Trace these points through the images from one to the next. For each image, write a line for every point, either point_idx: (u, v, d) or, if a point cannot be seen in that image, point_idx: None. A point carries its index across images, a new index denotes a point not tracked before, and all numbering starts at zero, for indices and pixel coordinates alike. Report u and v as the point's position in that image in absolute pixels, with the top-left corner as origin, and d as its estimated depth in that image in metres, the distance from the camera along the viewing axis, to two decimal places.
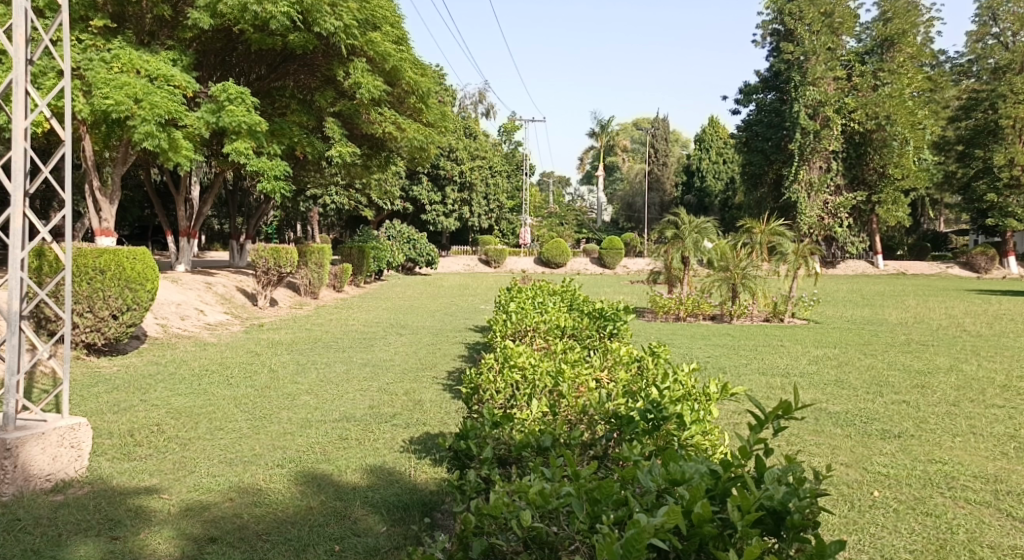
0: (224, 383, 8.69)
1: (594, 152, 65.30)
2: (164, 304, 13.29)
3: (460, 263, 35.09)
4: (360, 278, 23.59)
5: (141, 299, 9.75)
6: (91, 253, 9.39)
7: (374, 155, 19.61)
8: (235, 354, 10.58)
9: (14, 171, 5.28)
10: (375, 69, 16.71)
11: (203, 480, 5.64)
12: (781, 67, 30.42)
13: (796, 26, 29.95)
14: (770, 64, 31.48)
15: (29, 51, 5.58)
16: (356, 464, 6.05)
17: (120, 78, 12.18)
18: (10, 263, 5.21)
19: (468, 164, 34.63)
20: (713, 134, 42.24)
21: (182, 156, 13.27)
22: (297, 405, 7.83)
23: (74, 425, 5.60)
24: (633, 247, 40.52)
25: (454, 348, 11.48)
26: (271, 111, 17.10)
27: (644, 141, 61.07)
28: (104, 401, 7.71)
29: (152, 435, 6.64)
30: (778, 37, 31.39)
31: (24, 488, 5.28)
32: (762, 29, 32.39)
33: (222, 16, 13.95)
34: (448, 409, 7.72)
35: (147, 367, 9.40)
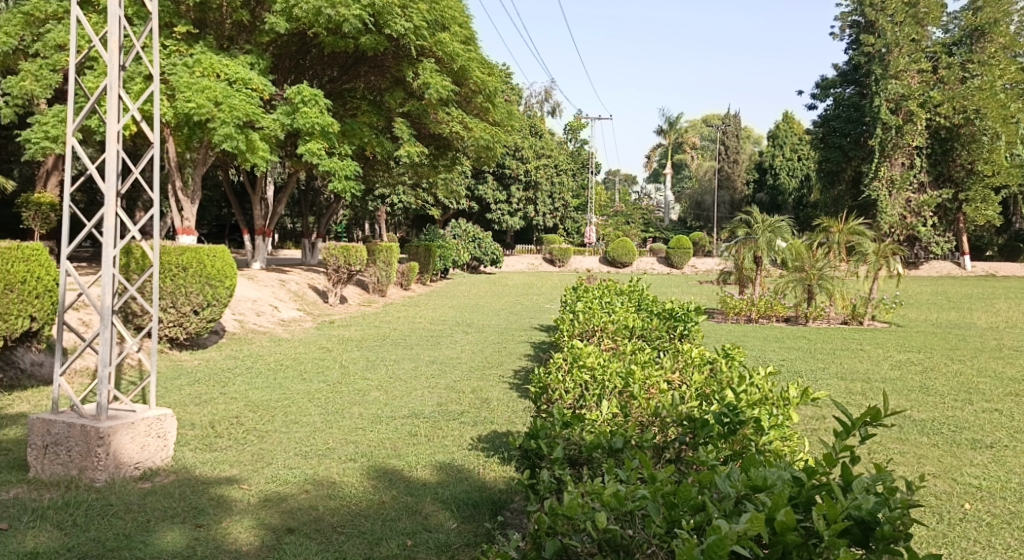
0: (298, 377, 8.90)
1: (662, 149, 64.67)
2: (241, 300, 13.65)
3: (525, 261, 35.20)
4: (426, 277, 23.84)
5: (219, 296, 10.04)
6: (175, 250, 9.65)
7: (442, 155, 19.80)
8: (307, 350, 10.83)
9: (108, 172, 5.50)
10: (444, 69, 16.85)
11: (281, 472, 5.78)
12: (861, 60, 29.61)
13: (877, 18, 29.07)
14: (849, 57, 30.75)
15: (122, 58, 5.79)
16: (426, 460, 6.12)
17: (201, 82, 12.58)
18: (102, 260, 5.42)
19: (534, 163, 34.66)
20: (787, 129, 41.37)
21: (259, 157, 13.59)
22: (368, 401, 7.95)
23: (160, 416, 5.80)
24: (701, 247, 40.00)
25: (520, 347, 11.50)
26: (343, 112, 17.48)
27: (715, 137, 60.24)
28: (186, 393, 7.98)
29: (232, 427, 6.84)
30: (858, 29, 30.68)
31: (115, 475, 5.49)
32: (841, 22, 31.55)
33: (297, 20, 14.33)
34: (516, 408, 7.73)
35: (226, 361, 9.68)
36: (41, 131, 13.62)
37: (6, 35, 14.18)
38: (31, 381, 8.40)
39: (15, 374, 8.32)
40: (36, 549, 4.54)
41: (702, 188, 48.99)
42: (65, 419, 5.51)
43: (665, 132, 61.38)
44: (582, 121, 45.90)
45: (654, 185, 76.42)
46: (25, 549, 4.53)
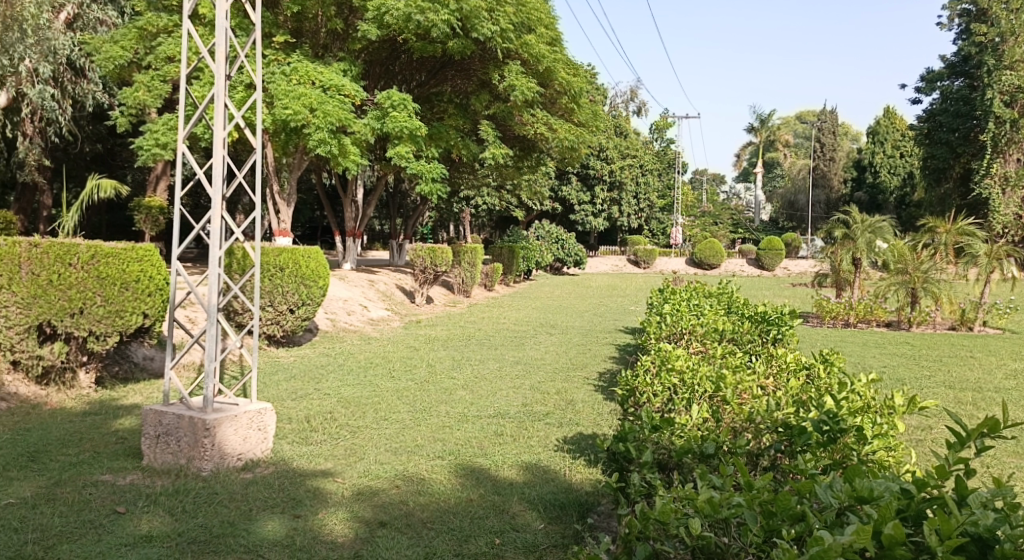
0: (387, 375, 9.06)
1: (754, 148, 63.31)
2: (332, 300, 14.01)
3: (609, 262, 35.06)
4: (510, 278, 23.99)
5: (313, 296, 10.34)
6: (273, 251, 9.98)
7: (527, 156, 19.86)
8: (396, 348, 11.03)
9: (215, 177, 5.73)
10: (530, 70, 16.90)
11: (372, 466, 5.90)
12: (972, 50, 28.33)
13: (992, 5, 27.70)
14: (958, 48, 29.50)
15: (228, 66, 6.04)
16: (513, 460, 6.14)
17: (298, 89, 13.00)
18: (208, 261, 5.65)
19: (619, 164, 34.46)
20: (889, 125, 39.91)
21: (350, 160, 13.91)
22: (454, 399, 8.04)
23: (261, 409, 6.04)
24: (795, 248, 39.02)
25: (605, 349, 11.45)
26: (430, 116, 17.79)
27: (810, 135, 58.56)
28: (283, 388, 8.26)
29: (326, 422, 7.02)
30: (969, 18, 29.54)
31: (220, 464, 5.73)
32: (950, 11, 30.39)
33: (388, 26, 14.76)
34: (601, 410, 7.70)
35: (319, 358, 9.96)
36: (152, 138, 14.32)
37: (121, 49, 15.00)
38: (142, 373, 8.99)
39: (129, 366, 8.94)
40: (150, 532, 4.72)
41: (796, 187, 47.75)
42: (175, 411, 5.76)
43: (756, 129, 60.09)
44: (669, 120, 45.38)
45: (744, 185, 74.92)
46: (140, 533, 4.71)
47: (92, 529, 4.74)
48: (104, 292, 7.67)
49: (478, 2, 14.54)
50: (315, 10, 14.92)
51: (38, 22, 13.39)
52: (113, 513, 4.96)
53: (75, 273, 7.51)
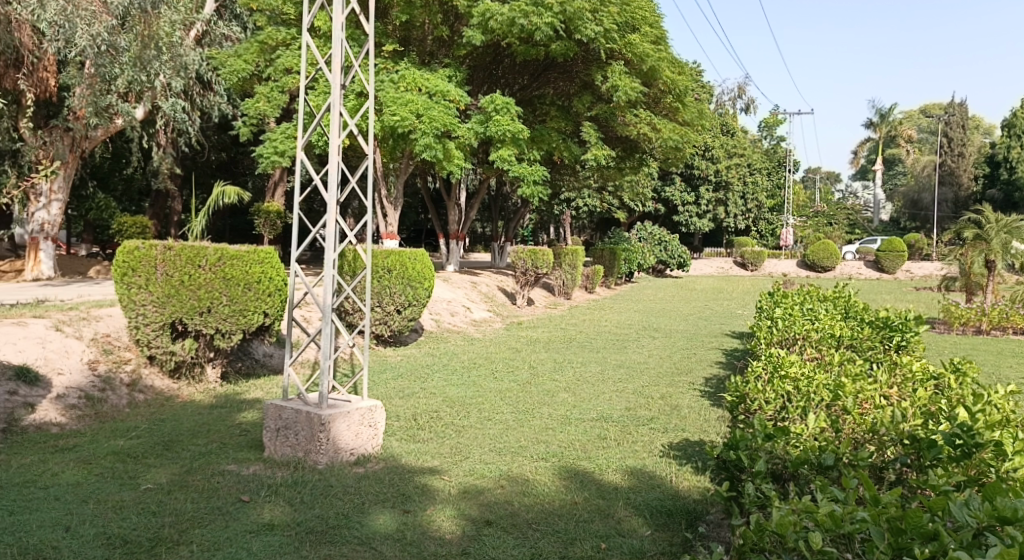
0: (490, 376, 9.11)
1: (873, 143, 60.62)
2: (436, 301, 14.23)
3: (714, 265, 34.31)
4: (611, 281, 23.76)
5: (420, 297, 10.48)
6: (381, 254, 10.32)
7: (629, 156, 19.64)
8: (498, 350, 11.08)
9: (330, 183, 5.89)
10: (634, 70, 16.71)
11: (478, 466, 5.92)
12: None
13: None
14: None
15: (343, 76, 6.23)
16: (617, 464, 6.05)
17: (406, 96, 13.32)
18: (323, 263, 5.82)
19: (725, 163, 33.64)
20: None
21: (454, 164, 14.09)
22: (556, 401, 8.00)
23: (373, 406, 6.17)
24: (919, 250, 37.11)
25: (711, 353, 11.17)
26: (532, 118, 17.89)
27: (935, 129, 55.57)
28: (391, 386, 8.44)
29: (432, 420, 7.12)
30: None
31: (334, 459, 5.89)
32: None
33: (492, 32, 14.91)
34: (708, 417, 7.50)
35: (424, 358, 10.13)
36: (271, 146, 14.93)
37: (244, 62, 15.73)
38: (263, 369, 9.38)
39: (251, 362, 9.36)
40: (271, 521, 4.88)
41: (921, 185, 45.42)
42: (294, 406, 5.96)
43: (875, 125, 57.56)
44: (779, 117, 44.04)
45: (863, 183, 71.85)
46: (263, 521, 4.87)
47: (219, 515, 4.93)
48: (229, 292, 8.01)
49: (582, 3, 14.43)
50: (423, 18, 15.23)
51: (171, 39, 14.19)
52: (238, 501, 5.15)
53: (204, 274, 7.89)
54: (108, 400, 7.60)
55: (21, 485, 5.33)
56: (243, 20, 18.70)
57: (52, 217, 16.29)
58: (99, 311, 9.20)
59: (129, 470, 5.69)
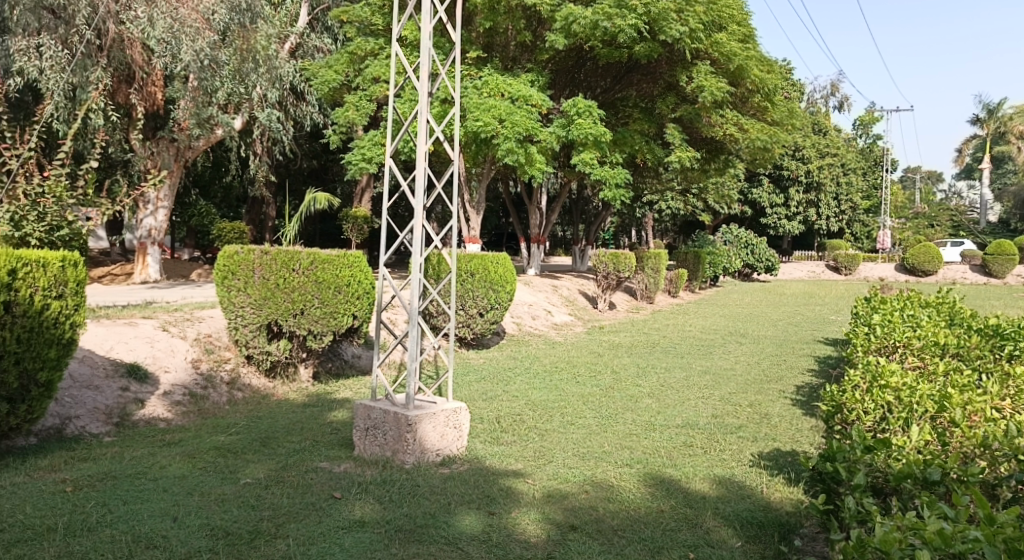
0: (573, 380, 9.03)
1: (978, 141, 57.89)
2: (518, 304, 14.23)
3: (806, 268, 33.42)
4: (695, 284, 23.33)
5: (502, 300, 10.51)
6: (463, 258, 10.34)
7: (714, 158, 19.25)
8: (580, 354, 11.00)
9: (417, 189, 5.94)
10: (720, 70, 16.37)
11: (561, 470, 5.85)
12: None
13: None
14: None
15: (430, 83, 6.27)
16: (705, 473, 5.89)
17: (489, 102, 13.42)
18: (411, 266, 5.86)
19: (816, 163, 32.65)
20: None
21: (536, 168, 14.05)
22: (640, 407, 7.87)
23: (457, 408, 6.18)
24: None
25: (802, 361, 10.82)
26: (615, 121, 17.78)
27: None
28: (474, 389, 8.46)
29: (515, 423, 7.09)
30: None
31: (421, 459, 5.92)
32: None
33: (575, 35, 14.86)
34: (801, 426, 7.24)
35: (506, 361, 10.13)
36: (359, 154, 15.26)
37: (335, 73, 16.13)
38: (352, 370, 9.54)
39: (341, 363, 9.53)
40: (362, 518, 4.93)
41: None
42: (382, 406, 6.02)
43: (981, 121, 55.00)
44: (875, 115, 42.51)
45: (969, 183, 68.69)
46: (353, 518, 4.93)
47: (313, 511, 5.01)
48: (320, 295, 8.17)
49: (666, 3, 14.27)
50: (506, 25, 15.30)
51: (267, 52, 14.73)
52: (330, 498, 5.24)
53: (297, 277, 8.06)
54: (209, 397, 7.88)
55: (132, 476, 5.54)
56: (335, 31, 18.96)
57: (159, 223, 17.03)
58: (200, 313, 9.56)
59: (229, 465, 5.85)
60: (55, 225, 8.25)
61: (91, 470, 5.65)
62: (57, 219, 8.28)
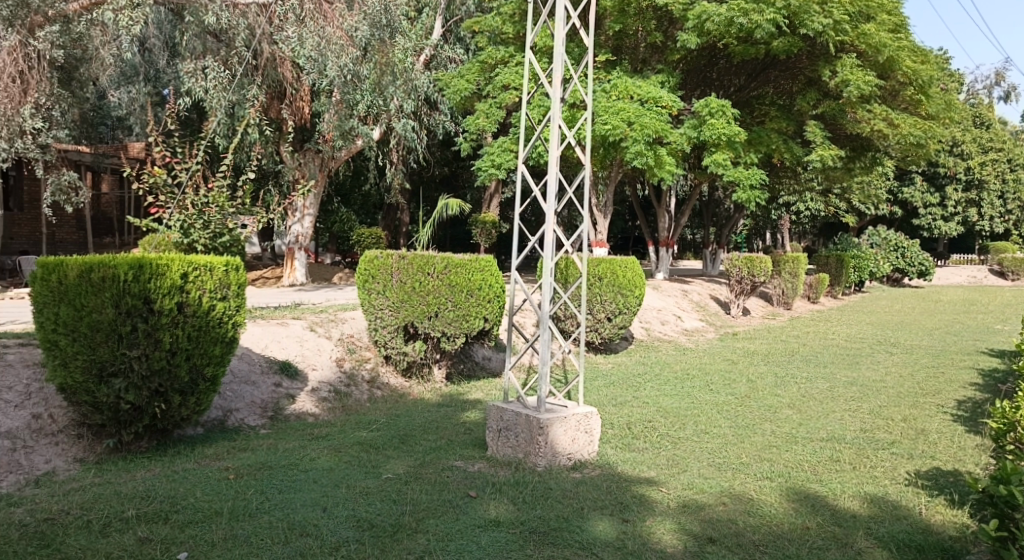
0: (706, 388, 8.87)
1: None
2: (647, 309, 14.12)
3: (965, 274, 31.38)
4: (838, 290, 22.39)
5: (631, 305, 10.42)
6: (591, 262, 10.41)
7: (860, 156, 18.41)
8: (714, 361, 10.78)
9: (549, 194, 6.03)
10: (867, 63, 15.70)
11: (697, 480, 5.78)
12: None
13: None
14: None
15: (563, 90, 6.36)
16: (854, 490, 5.67)
17: (617, 105, 13.38)
18: (543, 271, 5.95)
19: (977, 159, 30.62)
20: None
21: (666, 171, 13.86)
22: (780, 418, 7.64)
23: (588, 412, 6.21)
24: None
25: (962, 373, 10.17)
26: (750, 120, 17.31)
27: None
28: (604, 394, 8.46)
29: (647, 430, 7.04)
30: None
31: (553, 462, 6.00)
32: None
33: (709, 33, 14.59)
34: (963, 444, 6.83)
35: (636, 366, 10.08)
36: (490, 160, 15.56)
37: (467, 82, 16.51)
38: (483, 371, 9.75)
39: (472, 365, 9.74)
40: (498, 518, 5.04)
41: None
42: (514, 408, 6.15)
43: None
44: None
45: None
46: (489, 517, 5.05)
47: (451, 508, 5.17)
48: (453, 298, 8.39)
49: None
50: (636, 26, 15.23)
51: (404, 64, 15.24)
52: (467, 496, 5.38)
53: (432, 281, 8.31)
54: (352, 395, 8.26)
55: (286, 467, 5.90)
56: (468, 41, 19.35)
57: (305, 229, 17.92)
58: (344, 314, 10.02)
59: (371, 460, 6.12)
60: (217, 232, 8.89)
61: (249, 460, 6.04)
62: (219, 227, 8.93)
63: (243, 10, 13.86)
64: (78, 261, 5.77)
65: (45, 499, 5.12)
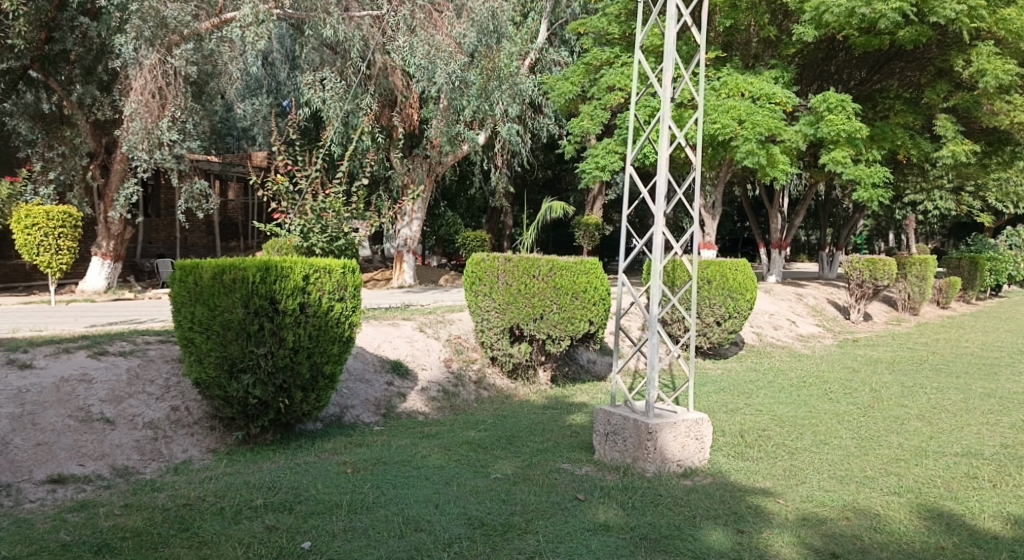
0: (825, 396, 8.59)
1: None
2: (759, 313, 13.77)
3: None
4: (970, 295, 21.21)
5: (741, 308, 10.23)
6: (700, 265, 10.24)
7: (996, 151, 17.41)
8: (833, 368, 10.42)
9: (658, 195, 5.98)
10: (1008, 50, 14.90)
11: (817, 492, 5.61)
12: None
13: None
14: None
15: (672, 89, 6.30)
16: (992, 510, 5.37)
17: (727, 103, 13.11)
18: (652, 273, 5.92)
19: None
20: None
21: (779, 170, 13.52)
22: (908, 430, 7.33)
23: (699, 419, 6.13)
24: None
25: None
26: (871, 115, 16.05)
27: None
28: (715, 400, 8.33)
29: (761, 439, 6.89)
30: None
31: (662, 468, 5.95)
32: None
33: (827, 26, 14.13)
34: None
35: (748, 372, 9.86)
36: (594, 162, 15.53)
37: (571, 84, 16.54)
38: (588, 375, 9.74)
39: (577, 368, 9.75)
40: (608, 522, 5.05)
41: None
42: (622, 412, 6.14)
43: None
44: None
45: None
46: (599, 521, 5.06)
47: (559, 511, 5.20)
48: (558, 301, 8.35)
49: None
50: (749, 21, 14.90)
51: (510, 70, 15.35)
52: (575, 499, 5.41)
53: (537, 283, 8.37)
54: (459, 395, 8.43)
55: (398, 463, 6.07)
56: (572, 44, 19.42)
57: (414, 232, 18.33)
58: (451, 315, 10.22)
59: (480, 459, 6.23)
60: (334, 235, 9.22)
61: (364, 455, 6.26)
62: (336, 231, 9.25)
63: (358, 22, 14.23)
64: (211, 264, 6.13)
65: (183, 486, 5.45)
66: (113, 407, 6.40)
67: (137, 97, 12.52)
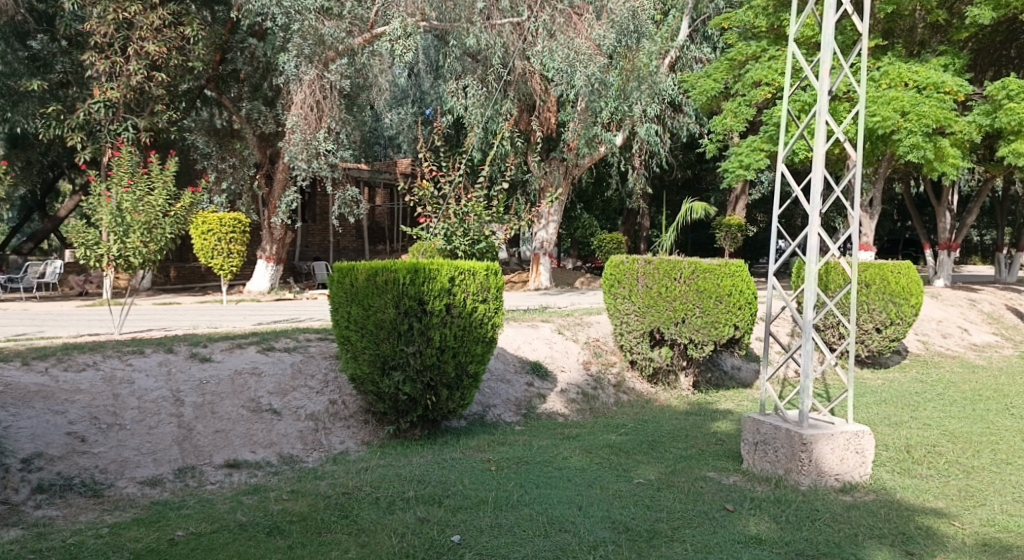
0: (1003, 412, 7.93)
1: None
2: (925, 320, 12.92)
3: None
4: None
5: (905, 314, 9.62)
6: (859, 267, 9.72)
7: None
8: (1012, 381, 9.60)
9: (812, 194, 5.70)
10: None
11: (998, 516, 5.18)
12: None
13: None
14: None
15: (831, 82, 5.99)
16: None
17: (888, 94, 12.35)
18: (806, 275, 5.64)
19: None
20: None
21: (949, 164, 12.68)
22: None
23: (859, 431, 5.78)
24: None
25: None
26: None
27: None
28: (875, 412, 7.86)
29: (930, 456, 6.44)
30: None
31: (818, 482, 5.66)
32: None
33: (1006, 6, 13.10)
34: None
35: (913, 383, 9.26)
36: (737, 161, 15.08)
37: (714, 81, 16.13)
38: (732, 382, 9.44)
39: (721, 374, 9.47)
40: (759, 535, 4.85)
41: None
42: (773, 422, 5.91)
43: None
44: None
45: None
46: (750, 533, 4.87)
47: (707, 520, 5.04)
48: (701, 304, 8.12)
49: None
50: (914, 6, 14.03)
51: (650, 69, 15.19)
52: (723, 509, 5.24)
53: (679, 287, 8.18)
54: (600, 397, 8.37)
55: (541, 463, 6.07)
56: (714, 40, 18.90)
57: (550, 235, 18.37)
58: (591, 318, 10.18)
59: (623, 463, 6.14)
60: (476, 239, 9.39)
61: (508, 454, 6.31)
62: (478, 234, 9.41)
63: (499, 30, 14.43)
64: (366, 266, 6.39)
65: (341, 475, 5.67)
66: (280, 399, 6.77)
67: (298, 111, 13.37)
